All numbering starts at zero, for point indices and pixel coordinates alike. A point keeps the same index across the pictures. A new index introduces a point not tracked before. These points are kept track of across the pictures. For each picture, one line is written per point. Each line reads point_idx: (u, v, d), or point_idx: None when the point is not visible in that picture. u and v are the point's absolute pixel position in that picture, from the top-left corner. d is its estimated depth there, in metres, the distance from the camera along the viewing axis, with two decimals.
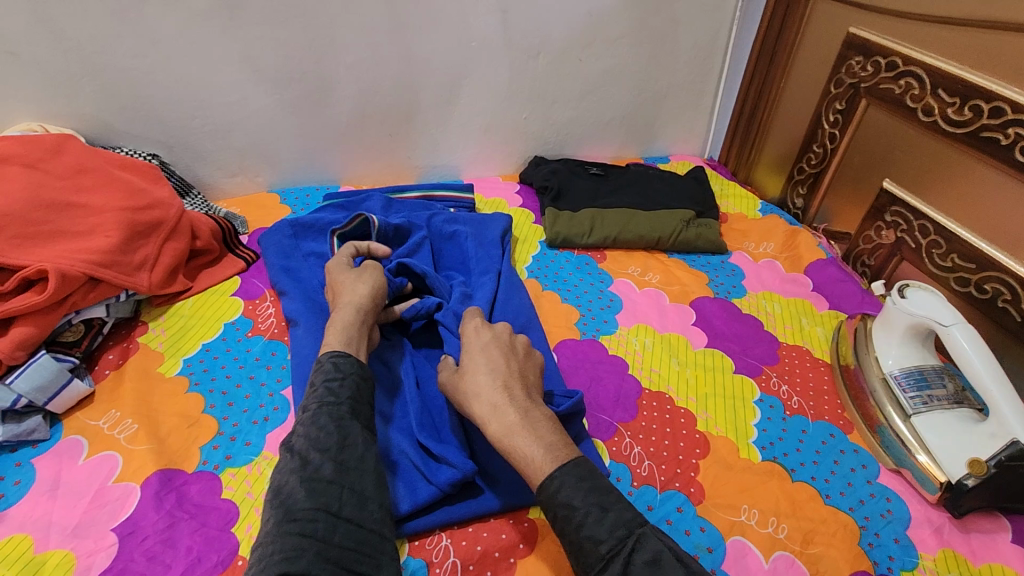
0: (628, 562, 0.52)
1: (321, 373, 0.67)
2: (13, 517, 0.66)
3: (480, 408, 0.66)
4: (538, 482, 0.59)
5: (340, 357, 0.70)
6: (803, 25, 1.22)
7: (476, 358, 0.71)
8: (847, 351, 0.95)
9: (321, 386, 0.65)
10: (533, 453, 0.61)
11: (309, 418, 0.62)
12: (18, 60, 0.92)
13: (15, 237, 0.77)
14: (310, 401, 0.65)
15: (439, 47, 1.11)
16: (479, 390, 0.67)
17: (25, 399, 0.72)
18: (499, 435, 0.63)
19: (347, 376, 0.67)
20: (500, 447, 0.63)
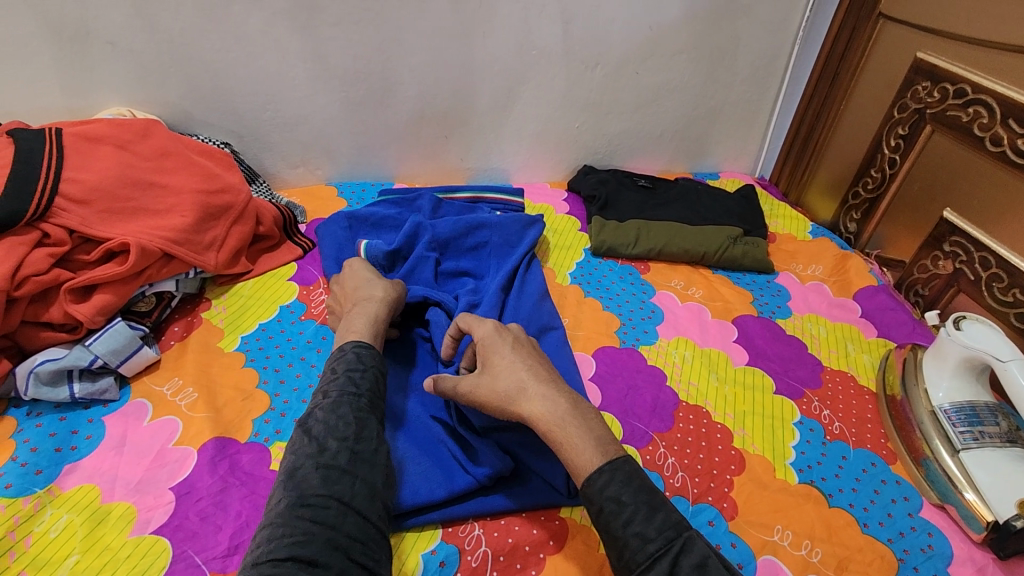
0: (675, 563, 0.53)
1: (344, 363, 0.70)
2: (83, 468, 0.71)
3: (526, 402, 0.67)
4: (583, 476, 0.60)
5: (362, 348, 0.73)
6: (868, 47, 1.20)
7: (505, 356, 0.72)
8: (894, 381, 0.93)
9: (343, 376, 0.68)
10: (583, 447, 0.62)
11: (330, 405, 0.64)
12: (116, 48, 1.00)
13: (103, 211, 0.83)
14: (331, 387, 0.67)
15: (500, 54, 1.15)
16: (523, 386, 0.68)
17: (101, 360, 0.78)
18: (551, 428, 0.64)
19: (368, 369, 0.70)
20: (553, 439, 0.64)
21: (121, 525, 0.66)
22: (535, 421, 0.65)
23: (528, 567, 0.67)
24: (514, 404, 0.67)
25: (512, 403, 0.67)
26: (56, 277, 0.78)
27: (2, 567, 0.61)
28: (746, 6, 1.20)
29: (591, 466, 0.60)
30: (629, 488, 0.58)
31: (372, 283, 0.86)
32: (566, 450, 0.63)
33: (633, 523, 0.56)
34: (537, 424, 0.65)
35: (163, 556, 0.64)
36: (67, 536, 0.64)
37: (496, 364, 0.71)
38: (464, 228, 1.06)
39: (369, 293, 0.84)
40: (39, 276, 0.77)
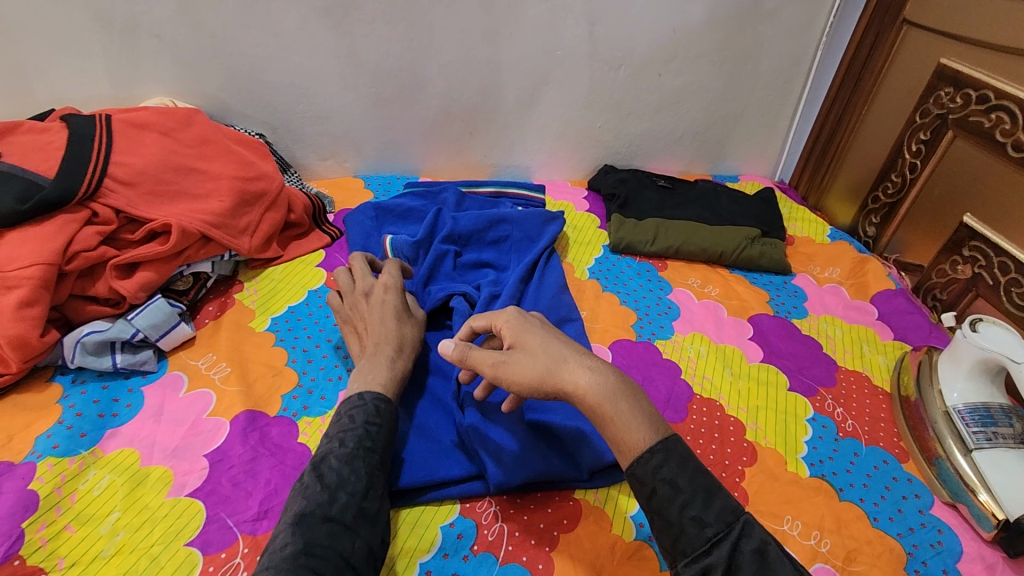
0: (735, 548, 0.54)
1: (364, 412, 0.68)
2: (124, 433, 0.75)
3: (569, 374, 0.64)
4: (636, 455, 0.59)
5: (383, 400, 0.71)
6: (891, 53, 1.21)
7: (536, 333, 0.69)
8: (908, 382, 0.94)
9: (361, 427, 0.67)
10: (633, 419, 0.60)
11: (346, 457, 0.63)
12: (161, 41, 1.05)
13: (147, 194, 0.88)
14: (348, 437, 0.65)
15: (526, 54, 1.18)
16: (562, 360, 0.65)
17: (142, 334, 0.82)
18: (599, 399, 0.62)
19: (385, 424, 0.69)
20: (602, 412, 0.61)
21: (158, 487, 0.70)
22: (581, 395, 0.62)
23: (542, 544, 0.70)
24: (554, 377, 0.64)
25: (552, 375, 0.64)
26: (103, 254, 0.83)
27: (50, 520, 0.65)
28: (770, 11, 1.22)
29: (643, 445, 0.59)
30: (684, 473, 0.57)
31: (396, 318, 0.81)
32: (615, 422, 0.60)
33: (691, 508, 0.56)
34: (583, 396, 0.62)
35: (197, 518, 0.67)
36: (109, 495, 0.68)
37: (529, 340, 0.68)
38: (485, 222, 1.09)
39: (393, 331, 0.79)
40: (87, 252, 0.81)
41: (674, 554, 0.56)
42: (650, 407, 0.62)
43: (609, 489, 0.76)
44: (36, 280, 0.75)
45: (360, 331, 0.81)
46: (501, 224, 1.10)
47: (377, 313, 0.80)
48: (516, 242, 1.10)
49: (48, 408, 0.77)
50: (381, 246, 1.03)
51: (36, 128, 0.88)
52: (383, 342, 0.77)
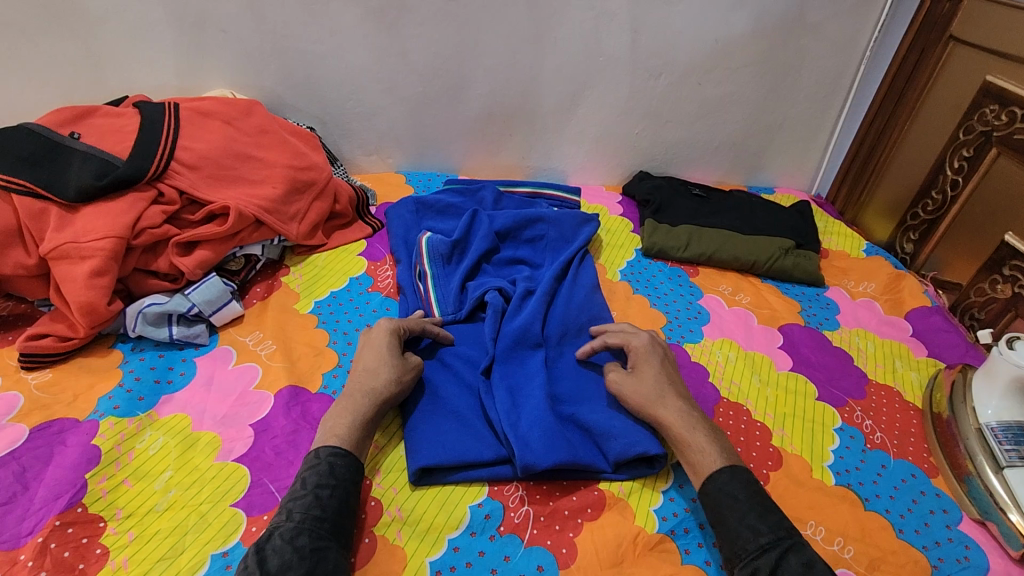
0: (784, 555, 0.62)
1: (315, 475, 0.65)
2: (177, 399, 0.80)
3: (663, 408, 0.77)
4: (706, 473, 0.70)
5: (338, 457, 0.68)
6: (937, 70, 1.21)
7: (651, 366, 0.82)
8: (941, 399, 0.93)
9: (310, 494, 0.63)
10: (707, 450, 0.72)
11: (292, 532, 0.60)
12: (227, 36, 1.11)
13: (209, 177, 0.94)
14: (296, 508, 0.62)
15: (569, 59, 1.21)
16: (667, 395, 0.78)
17: (197, 308, 0.88)
18: (681, 431, 0.74)
19: (339, 485, 0.65)
20: (680, 440, 0.74)
21: (208, 450, 0.74)
22: (668, 422, 0.75)
23: (566, 530, 0.72)
24: (653, 404, 0.77)
25: (650, 405, 0.77)
26: (166, 232, 0.89)
27: (110, 473, 0.70)
28: (814, 25, 1.22)
29: (712, 467, 0.71)
30: (745, 488, 0.67)
31: (379, 361, 0.78)
32: (688, 452, 0.73)
33: (747, 519, 0.65)
34: (668, 427, 0.75)
35: (242, 481, 0.72)
36: (163, 455, 0.73)
37: (643, 371, 0.81)
38: (521, 220, 1.11)
39: (368, 376, 0.76)
40: (153, 229, 0.87)
41: (732, 559, 0.64)
42: (723, 446, 0.74)
43: (634, 483, 0.78)
44: (107, 251, 0.82)
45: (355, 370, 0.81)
46: (537, 225, 1.12)
47: (370, 355, 0.79)
48: (551, 241, 1.11)
49: (111, 371, 0.82)
50: (416, 247, 1.05)
51: (112, 113, 0.95)
52: (355, 389, 0.75)
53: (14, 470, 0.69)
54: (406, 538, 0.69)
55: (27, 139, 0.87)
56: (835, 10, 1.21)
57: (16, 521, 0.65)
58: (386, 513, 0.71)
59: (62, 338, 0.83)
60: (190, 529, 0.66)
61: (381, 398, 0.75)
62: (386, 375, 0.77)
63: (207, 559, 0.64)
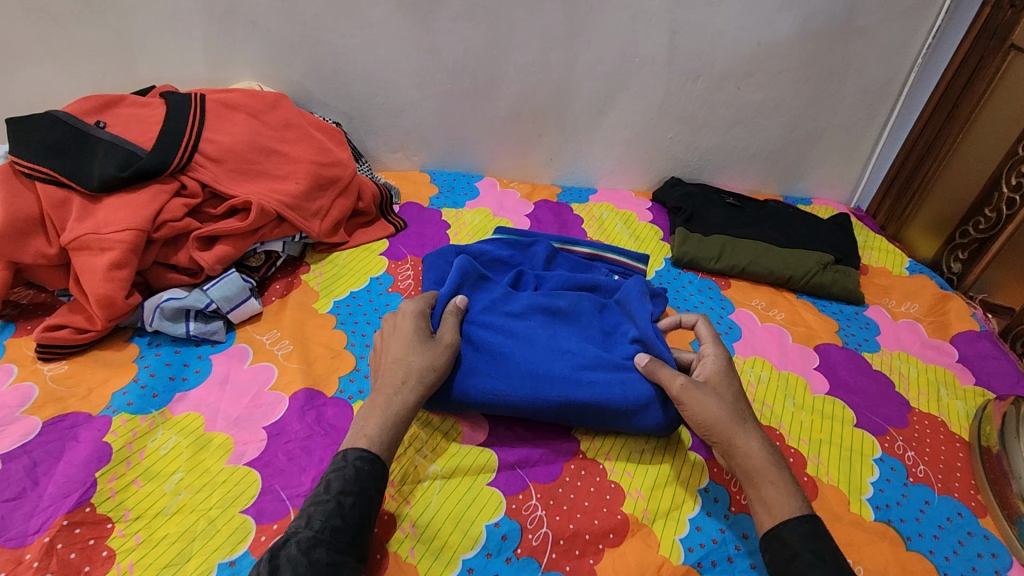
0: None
1: (340, 480, 0.62)
2: (192, 398, 0.78)
3: (743, 433, 0.70)
4: (789, 516, 0.63)
5: (365, 462, 0.64)
6: (996, 80, 1.15)
7: (726, 383, 0.75)
8: (990, 433, 0.87)
9: (332, 501, 0.60)
10: (790, 490, 0.66)
11: (309, 542, 0.57)
12: (255, 27, 1.10)
13: (232, 171, 0.92)
14: (317, 515, 0.59)
15: (604, 60, 1.17)
16: (743, 422, 0.71)
17: (215, 305, 0.86)
18: (759, 463, 0.68)
19: (362, 494, 0.62)
20: (755, 475, 0.67)
21: (220, 453, 0.72)
22: (747, 454, 0.69)
23: (586, 556, 0.68)
24: (730, 429, 0.70)
25: (729, 427, 0.70)
26: (188, 225, 0.87)
27: (120, 473, 0.68)
28: (864, 29, 1.16)
29: (791, 512, 0.64)
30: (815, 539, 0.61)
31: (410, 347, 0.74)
32: (763, 487, 0.66)
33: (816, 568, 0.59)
34: (745, 452, 0.69)
35: (253, 487, 0.69)
36: (174, 456, 0.71)
37: (718, 382, 0.75)
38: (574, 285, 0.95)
39: (408, 361, 0.72)
40: (174, 222, 0.86)
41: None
42: (801, 490, 0.67)
43: (660, 507, 0.74)
44: (128, 244, 0.80)
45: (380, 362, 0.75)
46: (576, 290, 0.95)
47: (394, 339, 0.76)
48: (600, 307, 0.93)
49: (126, 366, 0.81)
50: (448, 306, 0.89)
51: (138, 102, 0.94)
52: (389, 380, 0.70)
53: (24, 464, 0.68)
54: (419, 556, 0.66)
55: (52, 127, 0.86)
56: (887, 14, 1.15)
57: (23, 518, 0.63)
58: (399, 529, 0.68)
59: (79, 330, 0.81)
60: (198, 535, 0.64)
61: (418, 389, 0.70)
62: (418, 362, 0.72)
63: (214, 568, 0.62)
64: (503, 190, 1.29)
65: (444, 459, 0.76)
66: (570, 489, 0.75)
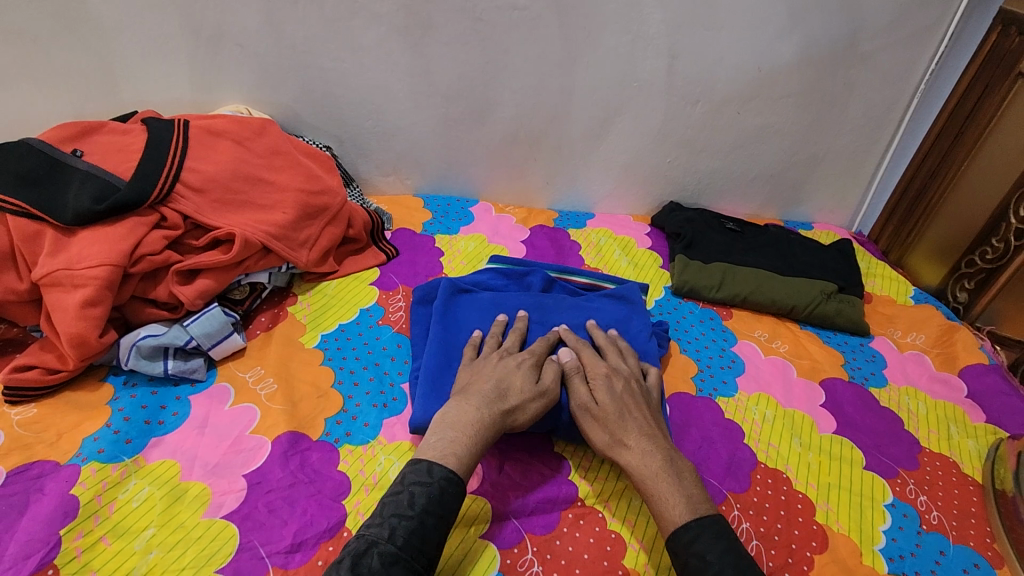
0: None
1: (425, 498, 0.61)
2: (168, 443, 0.74)
3: (627, 450, 0.70)
4: (669, 530, 0.64)
5: (450, 483, 0.63)
6: (1001, 109, 1.13)
7: (609, 402, 0.74)
8: (1005, 475, 0.84)
9: (417, 520, 0.59)
10: (673, 501, 0.65)
11: (391, 558, 0.56)
12: (243, 50, 1.07)
13: (215, 201, 0.88)
14: (400, 530, 0.58)
15: (601, 84, 1.14)
16: (624, 438, 0.71)
17: (194, 342, 0.82)
18: (644, 478, 0.68)
19: (443, 517, 0.61)
20: (645, 490, 0.67)
21: (196, 505, 0.68)
22: (630, 470, 0.69)
23: None
24: (615, 449, 0.71)
25: (612, 447, 0.71)
26: (167, 259, 0.83)
27: (87, 529, 0.64)
28: (865, 55, 1.15)
29: (679, 521, 0.64)
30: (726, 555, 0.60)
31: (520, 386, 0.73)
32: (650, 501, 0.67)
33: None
34: (631, 469, 0.69)
35: (230, 543, 0.65)
36: (147, 508, 0.67)
37: (605, 402, 0.73)
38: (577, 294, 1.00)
39: (504, 397, 0.72)
40: (153, 256, 0.82)
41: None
42: (697, 493, 0.67)
43: (661, 562, 0.70)
44: (102, 280, 0.76)
45: (471, 382, 0.75)
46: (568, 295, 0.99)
47: (489, 365, 0.77)
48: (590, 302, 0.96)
49: (99, 409, 0.77)
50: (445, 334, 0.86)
51: (118, 129, 0.91)
52: (483, 404, 0.69)
53: None
54: None
55: (26, 156, 0.82)
56: (888, 40, 1.13)
57: None
58: None
59: (49, 370, 0.77)
60: None
61: (507, 424, 0.70)
62: (517, 400, 0.72)
63: None
64: (498, 215, 1.26)
65: None
66: (568, 540, 0.71)
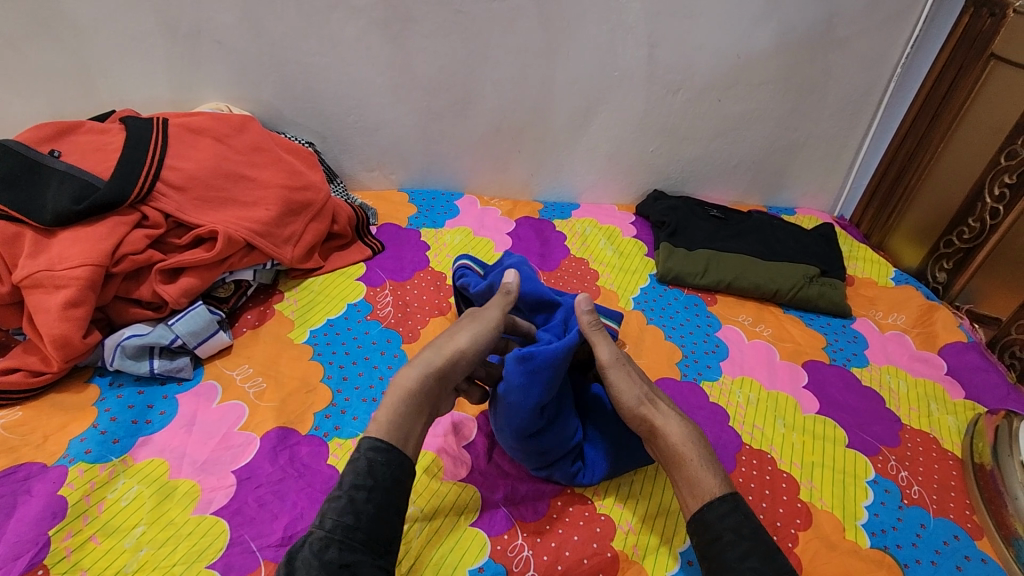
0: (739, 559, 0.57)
1: (352, 473, 0.57)
2: (156, 442, 0.74)
3: (658, 414, 0.69)
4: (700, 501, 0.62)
5: (378, 453, 0.59)
6: (975, 90, 1.15)
7: (623, 375, 0.74)
8: (984, 449, 0.86)
9: (345, 498, 0.56)
10: (709, 471, 0.64)
11: (321, 543, 0.53)
12: (222, 47, 1.06)
13: (196, 199, 0.88)
14: (329, 513, 0.55)
15: (583, 73, 1.15)
16: (654, 402, 0.71)
17: (180, 340, 0.82)
18: (680, 443, 0.66)
19: (377, 488, 0.57)
20: (679, 455, 0.66)
21: (185, 502, 0.68)
22: (665, 434, 0.68)
23: None
24: (644, 412, 0.70)
25: (642, 407, 0.70)
26: (150, 258, 0.83)
27: (76, 529, 0.64)
28: (842, 39, 1.16)
29: (716, 492, 0.62)
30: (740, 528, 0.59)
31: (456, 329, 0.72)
32: (684, 469, 0.65)
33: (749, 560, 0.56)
34: (664, 434, 0.68)
35: (220, 538, 0.65)
36: (136, 506, 0.67)
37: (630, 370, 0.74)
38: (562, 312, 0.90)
39: (437, 341, 0.70)
40: (135, 255, 0.82)
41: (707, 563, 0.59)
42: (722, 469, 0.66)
43: (649, 542, 0.71)
44: (84, 281, 0.76)
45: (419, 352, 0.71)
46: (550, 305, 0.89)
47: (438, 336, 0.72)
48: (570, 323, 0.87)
49: (85, 410, 0.76)
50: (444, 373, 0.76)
51: (96, 129, 0.90)
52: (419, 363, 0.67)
53: None
54: None
55: (3, 158, 0.82)
56: (865, 24, 1.14)
57: None
58: None
59: (34, 373, 0.77)
60: None
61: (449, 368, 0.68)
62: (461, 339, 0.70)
63: None
64: (483, 208, 1.26)
65: (427, 501, 0.72)
66: (557, 525, 0.72)
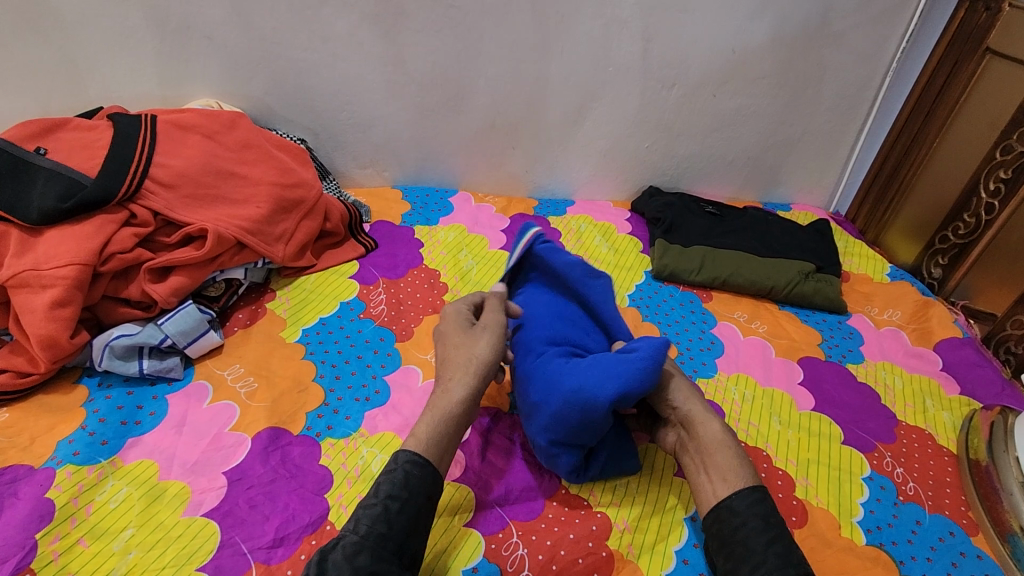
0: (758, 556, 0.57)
1: (389, 483, 0.59)
2: (145, 443, 0.73)
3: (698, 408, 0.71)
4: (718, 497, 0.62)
5: (415, 466, 0.61)
6: (970, 85, 1.15)
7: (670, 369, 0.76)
8: (979, 445, 0.85)
9: (381, 505, 0.58)
10: (743, 466, 0.65)
11: (354, 547, 0.54)
12: (211, 43, 1.05)
13: (186, 197, 0.87)
14: (363, 519, 0.57)
15: (577, 68, 1.14)
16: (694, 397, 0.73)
17: (170, 340, 0.81)
18: (719, 436, 0.68)
19: (410, 501, 0.59)
20: (712, 446, 0.67)
21: (175, 504, 0.67)
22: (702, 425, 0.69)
23: None
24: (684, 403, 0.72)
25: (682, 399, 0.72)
26: (138, 257, 0.82)
27: (64, 532, 0.63)
28: (838, 34, 1.15)
29: (746, 483, 0.63)
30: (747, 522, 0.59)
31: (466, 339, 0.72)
32: (715, 458, 0.66)
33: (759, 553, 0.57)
34: (701, 425, 0.69)
35: (211, 540, 0.64)
36: (125, 509, 0.66)
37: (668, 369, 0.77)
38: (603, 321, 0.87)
39: (461, 356, 0.70)
40: (123, 254, 0.81)
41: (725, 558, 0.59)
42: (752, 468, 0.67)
43: (644, 542, 0.70)
44: (71, 280, 0.75)
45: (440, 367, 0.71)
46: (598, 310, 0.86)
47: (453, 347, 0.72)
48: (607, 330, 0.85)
49: (73, 411, 0.75)
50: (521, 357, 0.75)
51: (83, 126, 0.88)
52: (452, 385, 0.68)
53: None
54: None
55: None
56: (860, 19, 1.14)
57: None
58: None
59: (21, 374, 0.76)
60: None
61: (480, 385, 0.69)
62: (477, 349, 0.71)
63: None
64: (478, 205, 1.26)
65: None
66: (552, 525, 0.71)
